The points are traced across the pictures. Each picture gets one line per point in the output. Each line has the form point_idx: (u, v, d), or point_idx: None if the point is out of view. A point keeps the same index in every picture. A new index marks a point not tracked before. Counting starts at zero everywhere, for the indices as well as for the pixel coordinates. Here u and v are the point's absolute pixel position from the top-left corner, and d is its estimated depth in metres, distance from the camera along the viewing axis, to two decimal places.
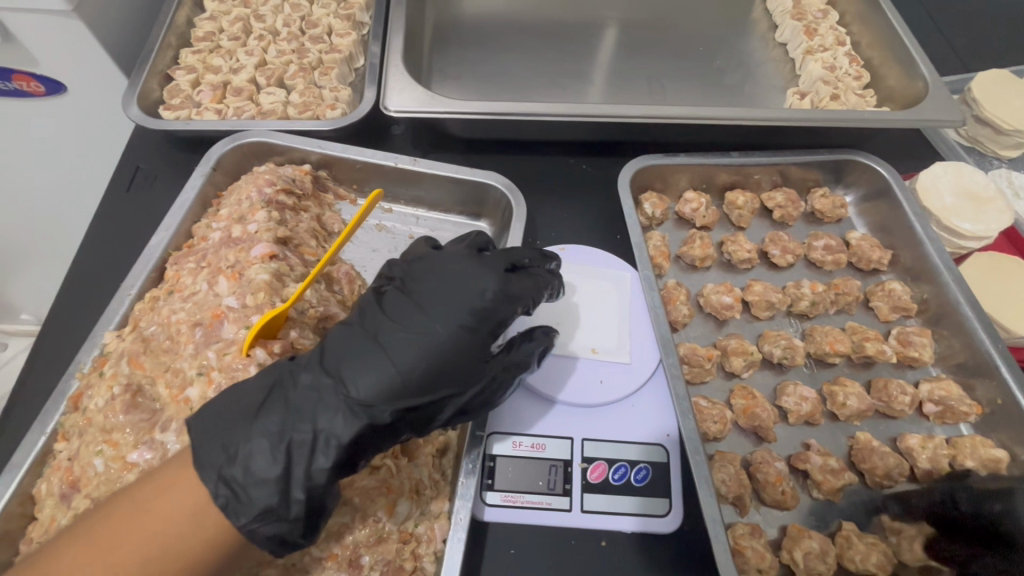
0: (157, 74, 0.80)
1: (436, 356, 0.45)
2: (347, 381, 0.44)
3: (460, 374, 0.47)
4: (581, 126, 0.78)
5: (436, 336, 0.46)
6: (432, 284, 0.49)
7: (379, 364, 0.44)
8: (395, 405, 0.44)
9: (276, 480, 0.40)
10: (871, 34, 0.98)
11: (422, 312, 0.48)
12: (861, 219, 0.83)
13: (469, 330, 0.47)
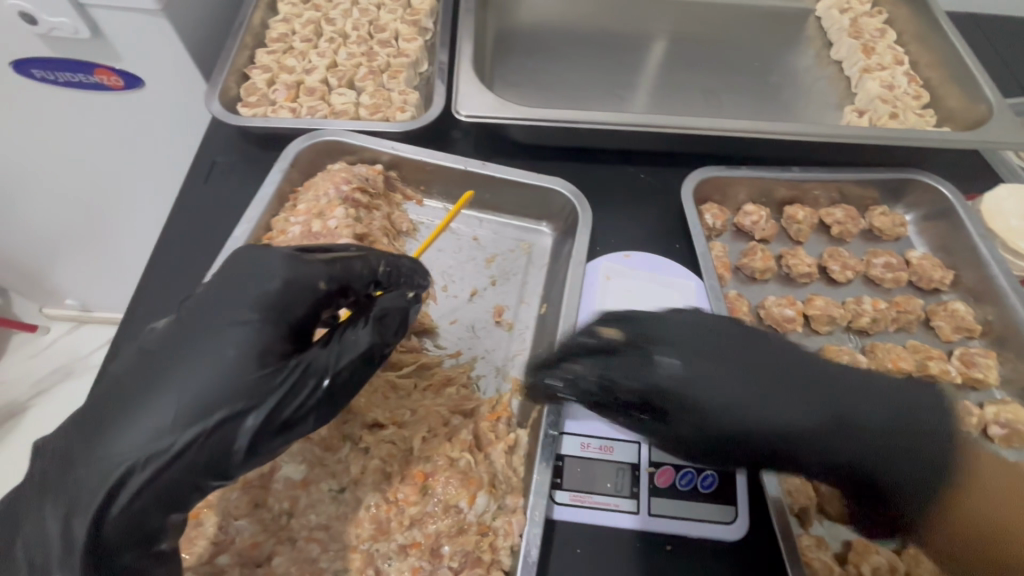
0: (235, 72, 0.84)
1: (207, 379, 0.43)
2: (131, 414, 0.43)
3: (237, 387, 0.44)
4: (644, 136, 0.80)
5: (209, 359, 0.44)
6: (220, 300, 0.47)
7: (160, 394, 0.43)
8: (168, 439, 0.42)
9: (82, 519, 0.42)
10: (930, 55, 0.98)
11: (189, 338, 0.45)
12: (921, 238, 0.83)
13: (230, 343, 0.45)
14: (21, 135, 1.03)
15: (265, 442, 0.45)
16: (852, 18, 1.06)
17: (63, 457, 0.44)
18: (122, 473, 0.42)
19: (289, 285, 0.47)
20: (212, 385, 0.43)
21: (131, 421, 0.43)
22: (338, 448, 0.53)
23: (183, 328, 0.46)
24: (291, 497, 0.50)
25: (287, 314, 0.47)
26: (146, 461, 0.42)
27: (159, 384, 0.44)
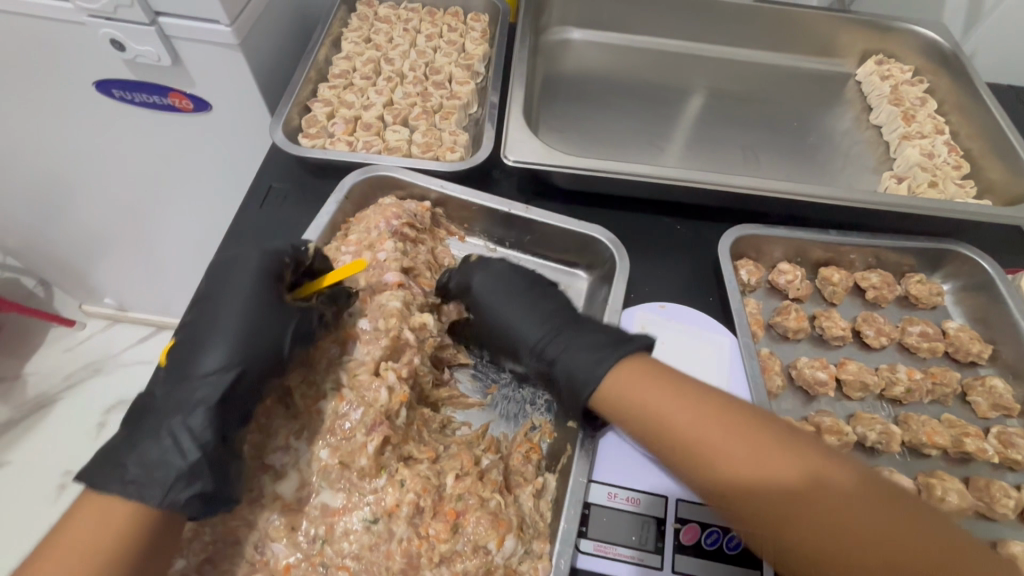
0: (298, 104, 0.89)
1: (236, 316, 0.53)
2: (196, 365, 0.51)
3: (275, 320, 0.53)
4: (685, 191, 0.82)
5: (243, 305, 0.53)
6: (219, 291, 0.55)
7: (219, 339, 0.52)
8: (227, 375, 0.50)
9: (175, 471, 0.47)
10: (972, 126, 0.99)
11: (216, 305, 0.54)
12: (958, 308, 0.82)
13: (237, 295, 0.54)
14: (90, 146, 1.10)
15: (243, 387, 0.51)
16: (892, 86, 1.08)
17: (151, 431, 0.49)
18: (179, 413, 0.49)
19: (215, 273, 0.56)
20: (250, 315, 0.53)
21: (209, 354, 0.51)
22: (374, 478, 0.52)
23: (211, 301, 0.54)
24: (326, 524, 0.51)
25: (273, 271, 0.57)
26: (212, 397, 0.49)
27: (213, 335, 0.52)
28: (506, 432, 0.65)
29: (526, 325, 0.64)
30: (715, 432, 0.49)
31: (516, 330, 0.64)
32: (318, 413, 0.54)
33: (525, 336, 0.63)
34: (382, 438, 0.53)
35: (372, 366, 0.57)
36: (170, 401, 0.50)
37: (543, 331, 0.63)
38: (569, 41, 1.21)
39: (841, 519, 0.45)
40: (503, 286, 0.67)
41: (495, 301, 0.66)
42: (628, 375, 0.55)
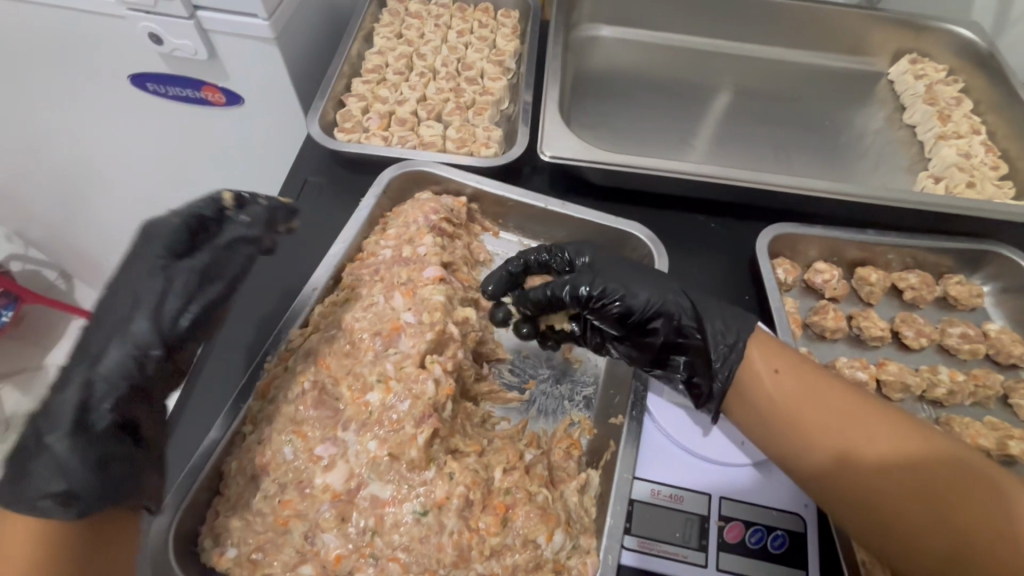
0: (333, 99, 0.89)
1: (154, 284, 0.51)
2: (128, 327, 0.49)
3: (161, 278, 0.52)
4: (721, 189, 0.81)
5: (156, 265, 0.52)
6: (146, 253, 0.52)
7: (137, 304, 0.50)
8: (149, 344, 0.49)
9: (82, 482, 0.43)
10: (1009, 126, 0.98)
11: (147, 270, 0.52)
12: (997, 310, 0.82)
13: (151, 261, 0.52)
14: (123, 138, 1.10)
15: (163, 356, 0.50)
16: (927, 85, 1.07)
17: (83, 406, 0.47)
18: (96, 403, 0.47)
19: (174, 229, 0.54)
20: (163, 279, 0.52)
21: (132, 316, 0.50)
22: (424, 470, 0.52)
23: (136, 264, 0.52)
24: (376, 515, 0.50)
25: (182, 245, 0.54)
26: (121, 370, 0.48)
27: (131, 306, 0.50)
28: (546, 427, 0.65)
29: (651, 292, 0.62)
30: (825, 400, 0.55)
31: (640, 297, 0.61)
32: (364, 404, 0.55)
33: (655, 304, 0.61)
34: (432, 431, 0.53)
35: (417, 358, 0.57)
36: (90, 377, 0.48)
37: (671, 296, 0.61)
38: (597, 38, 1.20)
39: (916, 495, 0.49)
40: (613, 260, 0.65)
41: (614, 271, 0.63)
42: (766, 351, 0.59)
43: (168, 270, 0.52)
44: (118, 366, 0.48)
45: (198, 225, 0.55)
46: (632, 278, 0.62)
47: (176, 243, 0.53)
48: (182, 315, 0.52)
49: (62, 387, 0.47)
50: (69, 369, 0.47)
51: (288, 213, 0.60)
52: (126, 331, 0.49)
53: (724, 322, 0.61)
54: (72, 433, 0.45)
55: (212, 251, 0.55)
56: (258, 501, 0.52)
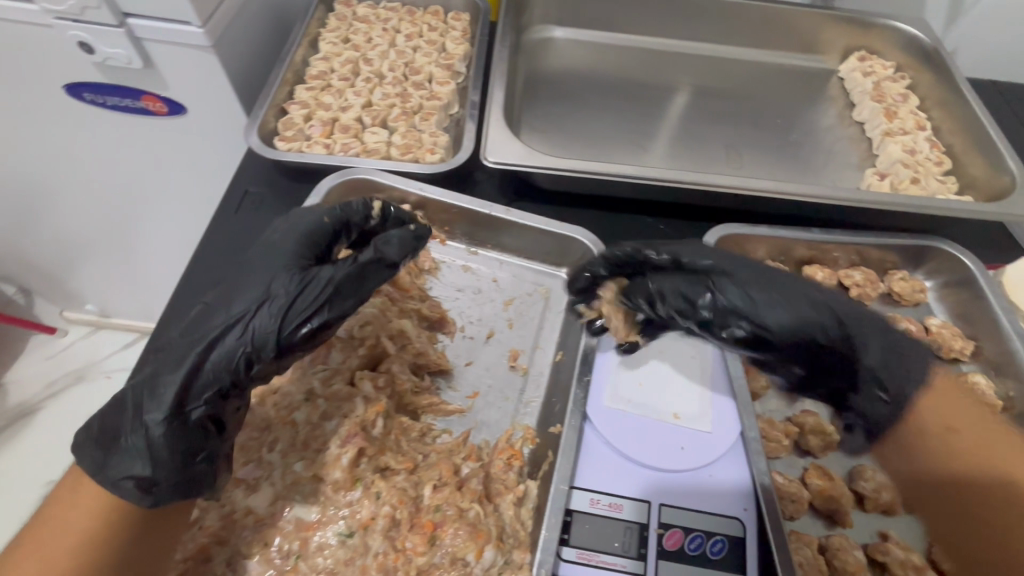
0: (274, 107, 0.87)
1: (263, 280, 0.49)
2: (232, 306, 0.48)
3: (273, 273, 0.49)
4: (668, 191, 0.81)
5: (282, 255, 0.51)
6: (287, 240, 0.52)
7: (244, 287, 0.49)
8: (240, 337, 0.47)
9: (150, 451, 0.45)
10: (953, 122, 0.99)
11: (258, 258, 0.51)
12: (941, 305, 0.83)
13: (281, 250, 0.51)
14: (66, 151, 1.07)
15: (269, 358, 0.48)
16: (875, 82, 1.09)
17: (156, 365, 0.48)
18: (183, 382, 0.46)
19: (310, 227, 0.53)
20: (284, 276, 0.49)
21: (241, 291, 0.48)
22: (349, 490, 0.51)
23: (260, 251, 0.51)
24: (301, 538, 0.49)
25: (315, 241, 0.53)
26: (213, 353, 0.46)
27: (236, 290, 0.49)
28: (488, 439, 0.63)
29: (802, 312, 0.55)
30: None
31: (795, 313, 0.55)
32: (291, 424, 0.54)
33: (809, 322, 0.55)
34: (357, 451, 0.52)
35: (347, 374, 0.57)
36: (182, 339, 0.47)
37: (871, 334, 0.56)
38: (552, 40, 1.20)
39: None
40: (754, 267, 0.58)
41: (749, 281, 0.56)
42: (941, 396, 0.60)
43: (305, 274, 0.49)
44: (226, 356, 0.47)
45: (343, 226, 0.56)
46: (776, 285, 0.56)
47: (311, 249, 0.52)
48: (301, 326, 0.47)
49: (166, 351, 0.48)
50: (183, 350, 0.47)
51: (422, 244, 0.57)
52: (243, 329, 0.47)
53: (901, 363, 0.57)
54: (167, 419, 0.45)
55: (354, 268, 0.50)
56: (178, 529, 0.50)
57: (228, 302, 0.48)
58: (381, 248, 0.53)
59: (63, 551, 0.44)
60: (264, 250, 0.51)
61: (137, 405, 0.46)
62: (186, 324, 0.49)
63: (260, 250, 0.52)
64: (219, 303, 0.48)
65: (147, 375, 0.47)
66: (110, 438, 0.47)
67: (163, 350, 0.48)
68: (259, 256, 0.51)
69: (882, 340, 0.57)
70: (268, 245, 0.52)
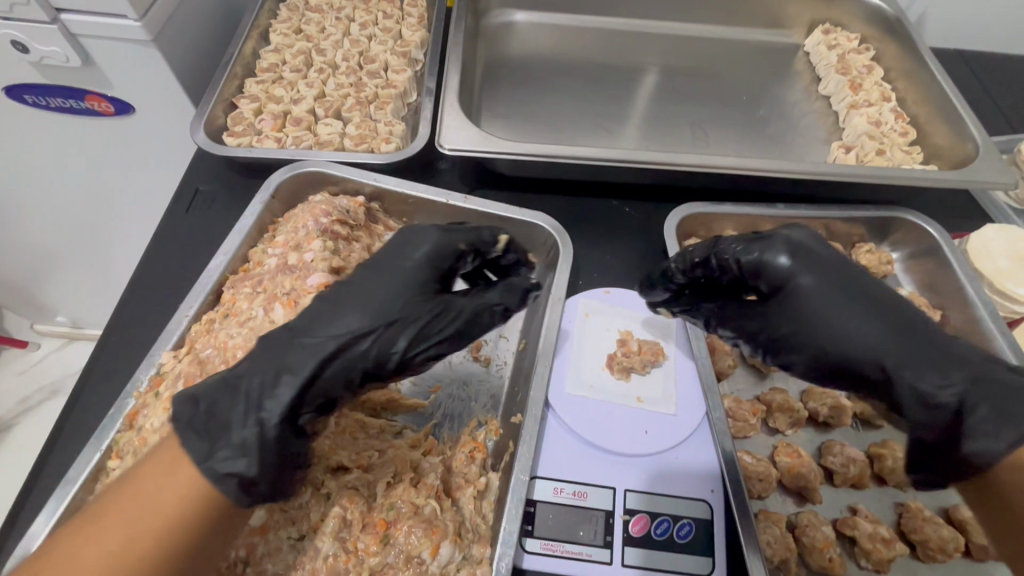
0: (222, 101, 0.84)
1: (393, 297, 0.52)
2: (362, 319, 0.50)
3: (403, 294, 0.52)
4: (631, 172, 0.79)
5: (402, 275, 0.53)
6: (405, 257, 0.54)
7: (368, 304, 0.51)
8: (362, 350, 0.49)
9: (257, 446, 0.44)
10: (917, 92, 0.98)
11: (377, 274, 0.53)
12: (908, 276, 0.82)
13: (404, 273, 0.53)
14: (13, 156, 1.03)
15: (386, 373, 0.52)
16: (839, 55, 1.08)
17: (276, 358, 0.47)
18: (306, 381, 0.47)
19: (435, 251, 0.55)
20: (405, 298, 0.52)
21: (359, 305, 0.51)
22: (299, 494, 0.51)
23: (373, 271, 0.53)
24: (248, 544, 0.49)
25: (440, 264, 0.55)
26: (334, 359, 0.48)
27: (356, 304, 0.51)
28: (450, 432, 0.62)
29: (872, 340, 0.51)
30: None
31: (863, 340, 0.51)
32: None
33: (868, 352, 0.51)
34: None
35: None
36: (301, 340, 0.48)
37: (948, 379, 0.49)
38: (513, 24, 1.17)
39: None
40: (843, 278, 0.53)
41: (813, 293, 0.53)
42: None
43: (436, 304, 0.53)
44: (345, 366, 0.49)
45: (472, 249, 0.59)
46: (848, 306, 0.52)
47: (438, 266, 0.55)
48: (418, 352, 0.52)
49: (288, 350, 0.48)
50: (300, 345, 0.48)
51: (537, 293, 0.60)
52: (370, 349, 0.50)
53: (1001, 439, 0.46)
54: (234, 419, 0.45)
55: (474, 304, 0.55)
56: None
57: (353, 307, 0.51)
58: (507, 295, 0.58)
59: (145, 528, 0.40)
60: (398, 267, 0.53)
61: (252, 395, 0.46)
62: (304, 316, 0.50)
63: (391, 261, 0.54)
64: (340, 312, 0.50)
65: (262, 359, 0.47)
66: (215, 420, 0.44)
67: (278, 338, 0.49)
68: (382, 268, 0.54)
69: (965, 402, 0.48)
70: (405, 260, 0.54)
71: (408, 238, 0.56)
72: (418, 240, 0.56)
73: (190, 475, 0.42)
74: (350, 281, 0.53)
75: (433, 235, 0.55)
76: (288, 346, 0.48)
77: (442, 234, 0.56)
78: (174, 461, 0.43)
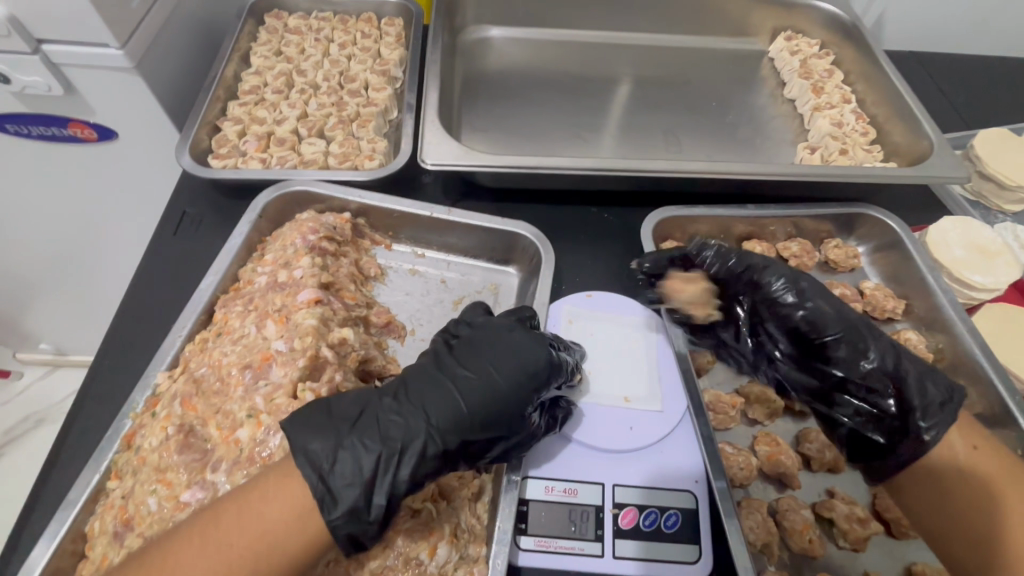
0: (206, 125, 0.86)
1: (496, 407, 0.53)
2: (469, 426, 0.52)
3: (518, 409, 0.54)
4: (607, 180, 0.82)
5: (513, 388, 0.54)
6: (513, 355, 0.55)
7: (475, 410, 0.52)
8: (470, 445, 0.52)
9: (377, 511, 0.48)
10: (876, 93, 1.04)
11: (493, 371, 0.54)
12: (874, 268, 0.86)
13: (518, 387, 0.54)
14: None
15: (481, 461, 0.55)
16: (802, 60, 1.13)
17: (393, 432, 0.50)
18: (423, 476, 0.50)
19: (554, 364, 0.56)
20: (515, 414, 0.54)
21: (467, 413, 0.52)
22: None
23: (488, 361, 0.55)
24: None
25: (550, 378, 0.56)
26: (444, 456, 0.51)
27: (468, 403, 0.52)
28: None
29: (839, 333, 0.60)
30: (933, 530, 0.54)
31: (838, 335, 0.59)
32: (235, 442, 0.54)
33: (857, 352, 0.59)
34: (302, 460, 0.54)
35: (289, 387, 0.56)
36: (419, 430, 0.51)
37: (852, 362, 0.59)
38: (489, 40, 1.21)
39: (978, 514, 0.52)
40: (846, 316, 0.60)
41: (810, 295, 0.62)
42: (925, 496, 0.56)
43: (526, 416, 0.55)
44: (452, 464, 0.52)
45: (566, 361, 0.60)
46: (836, 312, 0.61)
47: (550, 376, 0.56)
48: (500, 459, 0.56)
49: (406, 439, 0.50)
50: (421, 429, 0.51)
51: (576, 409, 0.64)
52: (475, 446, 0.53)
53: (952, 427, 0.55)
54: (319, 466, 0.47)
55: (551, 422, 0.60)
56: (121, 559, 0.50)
57: (466, 405, 0.52)
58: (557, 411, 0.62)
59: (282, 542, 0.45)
60: (510, 375, 0.54)
61: (380, 460, 0.49)
62: (424, 398, 0.53)
63: (506, 362, 0.55)
64: (451, 397, 0.53)
65: (386, 437, 0.50)
66: (340, 480, 0.47)
67: (401, 419, 0.51)
68: (503, 361, 0.55)
69: (925, 394, 0.56)
70: (518, 370, 0.54)
71: (523, 338, 0.56)
72: (531, 346, 0.56)
73: (320, 527, 0.46)
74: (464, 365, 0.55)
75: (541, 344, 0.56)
76: (414, 433, 0.50)
77: (537, 336, 0.56)
78: (305, 509, 0.46)
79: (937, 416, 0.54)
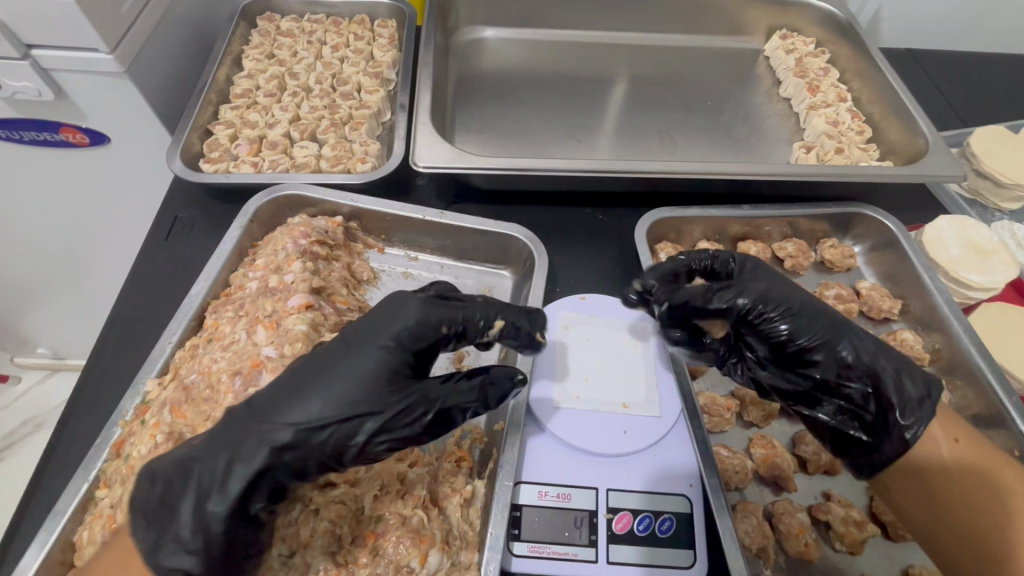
0: (198, 129, 0.85)
1: (348, 383, 0.49)
2: (311, 409, 0.48)
3: (368, 381, 0.49)
4: (601, 182, 0.82)
5: (365, 361, 0.50)
6: (373, 329, 0.52)
7: (319, 391, 0.49)
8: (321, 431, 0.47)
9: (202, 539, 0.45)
10: (872, 91, 1.03)
11: (346, 349, 0.51)
12: (870, 268, 0.86)
13: (370, 359, 0.50)
14: None
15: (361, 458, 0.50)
16: (797, 58, 1.12)
17: (232, 431, 0.48)
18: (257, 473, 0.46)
19: (416, 328, 0.53)
20: (365, 390, 0.49)
21: (305, 398, 0.48)
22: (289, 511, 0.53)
23: (345, 341, 0.52)
24: None
25: (416, 343, 0.52)
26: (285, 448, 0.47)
27: (311, 386, 0.49)
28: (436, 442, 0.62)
29: (811, 332, 0.58)
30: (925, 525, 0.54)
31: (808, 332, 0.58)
32: None
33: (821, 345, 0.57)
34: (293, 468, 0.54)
35: None
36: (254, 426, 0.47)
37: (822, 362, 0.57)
38: (483, 41, 1.20)
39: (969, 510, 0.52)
40: (824, 316, 0.58)
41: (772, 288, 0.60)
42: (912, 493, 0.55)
43: (406, 390, 0.50)
44: (305, 456, 0.47)
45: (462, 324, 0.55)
46: (805, 308, 0.59)
47: (411, 344, 0.52)
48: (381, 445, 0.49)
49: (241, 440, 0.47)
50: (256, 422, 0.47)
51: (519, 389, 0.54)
52: (324, 442, 0.47)
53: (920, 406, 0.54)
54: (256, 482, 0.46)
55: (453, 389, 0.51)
56: None
57: (310, 390, 0.49)
58: (487, 388, 0.52)
59: None
60: (362, 349, 0.51)
61: (217, 474, 0.46)
62: (269, 394, 0.49)
63: (362, 337, 0.52)
64: (306, 395, 0.48)
65: (225, 440, 0.47)
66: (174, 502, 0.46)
67: (241, 416, 0.48)
68: (355, 339, 0.52)
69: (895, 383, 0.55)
70: (373, 341, 0.51)
71: (385, 310, 0.54)
72: (394, 314, 0.53)
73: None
74: (315, 351, 0.52)
75: (407, 310, 0.53)
76: (250, 430, 0.47)
77: (402, 302, 0.54)
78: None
79: (916, 413, 0.53)
